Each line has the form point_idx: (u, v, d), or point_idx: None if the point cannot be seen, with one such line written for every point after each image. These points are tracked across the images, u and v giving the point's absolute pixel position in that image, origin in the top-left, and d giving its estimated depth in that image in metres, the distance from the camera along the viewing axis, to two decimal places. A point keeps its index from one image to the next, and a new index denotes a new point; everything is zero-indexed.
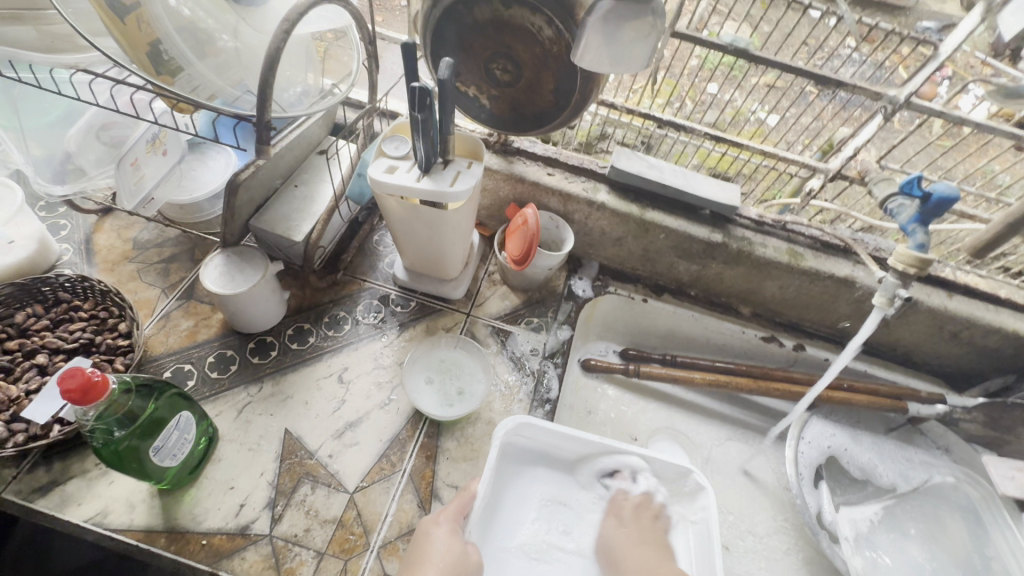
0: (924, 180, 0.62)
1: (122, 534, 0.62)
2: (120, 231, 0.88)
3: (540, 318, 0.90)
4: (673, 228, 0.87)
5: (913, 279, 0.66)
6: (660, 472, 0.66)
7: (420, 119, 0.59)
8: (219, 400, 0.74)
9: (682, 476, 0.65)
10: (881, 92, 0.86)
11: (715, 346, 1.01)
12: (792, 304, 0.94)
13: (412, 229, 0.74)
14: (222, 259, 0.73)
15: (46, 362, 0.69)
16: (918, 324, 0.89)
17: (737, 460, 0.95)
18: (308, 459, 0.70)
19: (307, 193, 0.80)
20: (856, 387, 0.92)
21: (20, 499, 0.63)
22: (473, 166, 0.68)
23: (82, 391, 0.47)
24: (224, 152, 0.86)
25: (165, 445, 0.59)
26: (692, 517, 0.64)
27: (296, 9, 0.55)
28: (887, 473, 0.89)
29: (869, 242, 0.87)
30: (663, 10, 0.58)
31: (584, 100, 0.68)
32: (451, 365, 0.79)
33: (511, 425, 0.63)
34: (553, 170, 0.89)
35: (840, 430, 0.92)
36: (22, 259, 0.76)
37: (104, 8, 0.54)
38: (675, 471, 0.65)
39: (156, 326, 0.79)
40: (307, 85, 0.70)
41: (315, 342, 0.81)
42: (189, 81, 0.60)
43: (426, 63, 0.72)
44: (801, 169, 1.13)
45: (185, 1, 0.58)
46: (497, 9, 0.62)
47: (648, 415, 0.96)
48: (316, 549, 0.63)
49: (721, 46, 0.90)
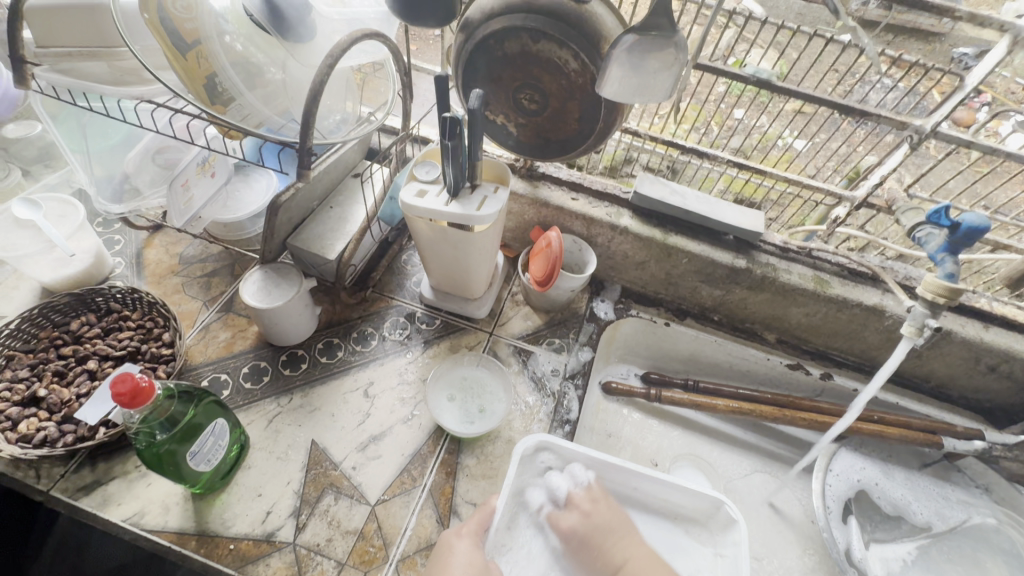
0: (953, 210, 0.62)
1: (157, 535, 0.65)
2: (168, 247, 0.94)
3: (561, 340, 0.91)
4: (696, 253, 0.87)
5: (943, 308, 0.65)
6: (689, 502, 0.66)
7: (450, 146, 0.62)
8: (251, 409, 0.77)
9: (711, 507, 0.64)
10: (907, 122, 0.85)
11: (740, 372, 1.00)
12: (818, 332, 0.93)
13: (440, 250, 0.77)
14: (260, 275, 0.77)
15: (96, 367, 0.73)
16: (953, 356, 0.86)
17: (762, 492, 0.92)
18: (333, 470, 0.72)
19: (342, 214, 0.84)
20: (887, 420, 0.89)
21: (66, 496, 0.67)
22: (499, 190, 0.70)
23: (131, 395, 0.50)
24: (267, 175, 0.92)
25: (200, 450, 0.62)
26: (722, 551, 0.63)
27: (339, 45, 0.59)
28: (921, 511, 0.86)
29: (898, 271, 0.86)
30: (686, 43, 0.60)
31: (608, 127, 0.70)
32: (473, 383, 0.80)
33: (532, 443, 0.65)
34: (577, 195, 0.92)
35: (870, 464, 0.89)
36: (80, 271, 0.82)
37: (169, 45, 0.59)
38: (705, 503, 0.64)
39: (197, 336, 0.83)
40: (346, 113, 0.74)
41: (343, 357, 0.84)
42: (239, 109, 0.65)
43: (458, 92, 0.77)
44: (827, 195, 1.13)
45: (239, 37, 0.63)
46: (525, 43, 0.65)
47: (669, 441, 0.95)
48: (337, 559, 0.65)
49: (744, 77, 0.91)
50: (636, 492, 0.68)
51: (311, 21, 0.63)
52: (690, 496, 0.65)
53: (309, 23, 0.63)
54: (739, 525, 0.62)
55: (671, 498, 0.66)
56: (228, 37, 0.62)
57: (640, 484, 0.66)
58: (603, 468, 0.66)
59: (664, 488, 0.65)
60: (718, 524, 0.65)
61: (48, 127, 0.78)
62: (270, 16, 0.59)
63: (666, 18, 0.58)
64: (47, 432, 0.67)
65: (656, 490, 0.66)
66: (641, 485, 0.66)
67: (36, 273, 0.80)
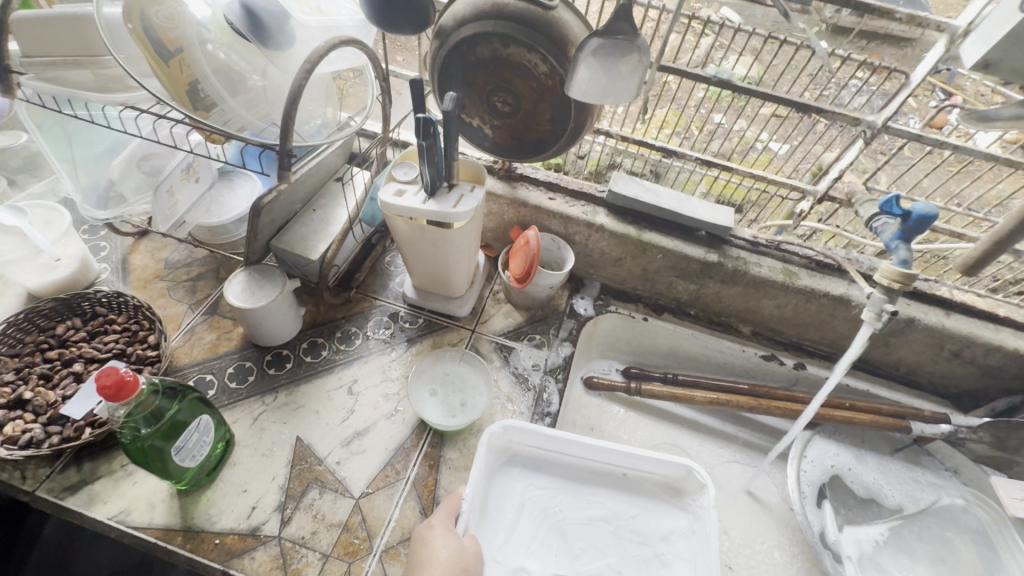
0: (904, 200, 0.66)
1: (142, 532, 0.66)
2: (154, 252, 0.96)
3: (542, 335, 0.93)
4: (670, 248, 0.90)
5: (899, 293, 0.68)
6: (662, 471, 0.71)
7: (426, 146, 0.64)
8: (236, 408, 0.78)
9: (682, 474, 0.70)
10: (860, 118, 0.89)
11: (717, 365, 1.03)
12: (790, 323, 0.96)
13: (420, 248, 0.79)
14: (244, 276, 0.79)
15: (82, 370, 0.75)
16: (917, 343, 0.90)
17: (740, 480, 0.95)
18: (317, 465, 0.74)
19: (324, 217, 0.86)
20: (858, 406, 0.92)
21: (52, 496, 0.68)
22: (475, 189, 0.73)
23: (116, 388, 0.52)
24: (250, 179, 0.93)
25: (186, 446, 0.63)
26: (698, 514, 0.69)
27: (316, 51, 0.62)
28: (893, 494, 0.89)
29: (863, 262, 0.89)
30: (649, 46, 0.64)
31: (579, 127, 0.73)
32: (454, 378, 0.82)
33: (496, 428, 0.69)
34: (554, 195, 0.95)
35: (843, 450, 0.92)
36: (65, 276, 0.84)
37: (152, 52, 0.61)
38: (675, 470, 0.70)
39: (182, 338, 0.85)
40: (326, 118, 0.76)
41: (327, 356, 0.86)
42: (222, 114, 0.67)
43: (435, 97, 0.79)
44: (794, 192, 1.16)
45: (221, 45, 0.65)
46: (496, 48, 0.68)
47: (648, 433, 0.97)
48: (322, 551, 0.66)
49: (709, 78, 0.94)
50: (603, 465, 0.73)
51: (290, 30, 0.66)
52: (660, 463, 0.70)
53: (289, 31, 0.65)
54: (709, 488, 0.67)
55: (641, 468, 0.71)
56: (210, 45, 0.64)
57: (610, 459, 0.72)
58: (569, 446, 0.71)
59: (631, 458, 0.70)
60: (689, 487, 0.70)
61: (34, 135, 0.80)
62: (250, 26, 0.62)
63: (629, 23, 0.62)
64: (32, 433, 0.68)
65: (623, 461, 0.71)
66: (612, 460, 0.72)
67: (22, 279, 0.81)
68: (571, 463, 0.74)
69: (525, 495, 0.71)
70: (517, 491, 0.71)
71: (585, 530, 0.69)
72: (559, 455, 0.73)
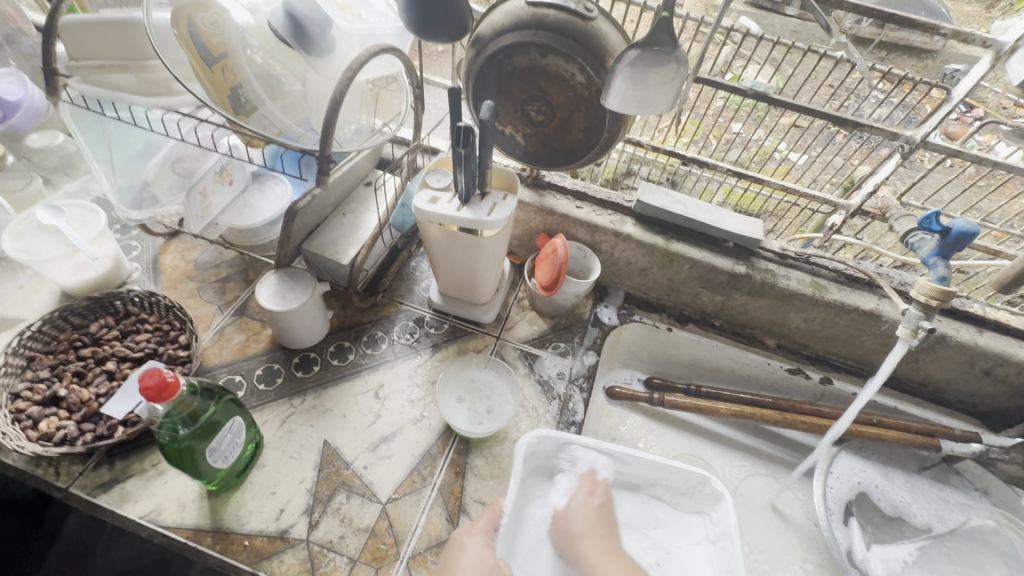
0: (942, 216, 0.64)
1: (173, 531, 0.67)
2: (184, 253, 0.97)
3: (566, 344, 0.93)
4: (698, 259, 0.90)
5: (936, 310, 0.67)
6: (680, 481, 0.71)
7: (463, 154, 0.65)
8: (265, 410, 0.79)
9: (698, 484, 0.70)
10: (897, 132, 0.88)
11: (741, 377, 1.02)
12: (817, 337, 0.95)
13: (449, 254, 0.79)
14: (275, 279, 0.79)
15: (115, 368, 0.75)
16: (949, 360, 0.88)
17: (764, 495, 0.94)
18: (345, 469, 0.74)
19: (353, 221, 0.87)
20: (886, 423, 0.91)
21: (84, 493, 0.69)
22: (508, 198, 0.73)
23: (158, 389, 0.52)
24: (281, 182, 0.94)
25: (219, 447, 0.64)
26: (717, 523, 0.69)
27: (359, 59, 0.62)
28: (921, 513, 0.87)
29: (893, 277, 0.88)
30: (687, 58, 0.64)
31: (612, 137, 0.73)
32: (481, 385, 0.82)
33: (532, 439, 0.68)
34: (582, 204, 0.95)
35: (870, 466, 0.91)
36: (99, 275, 0.85)
37: (197, 57, 0.62)
38: (691, 481, 0.70)
39: (212, 339, 0.86)
40: (360, 124, 0.77)
41: (354, 359, 0.86)
42: (262, 119, 0.68)
43: (469, 104, 0.80)
44: (822, 204, 1.14)
45: (260, 50, 0.66)
46: (534, 58, 0.69)
47: (671, 444, 0.97)
48: (350, 556, 0.66)
49: (742, 90, 0.94)
50: (622, 476, 0.73)
51: (332, 36, 0.66)
52: (677, 475, 0.70)
53: (331, 38, 0.66)
54: (727, 497, 0.67)
55: (659, 478, 0.71)
56: (252, 51, 0.65)
57: (628, 469, 0.71)
58: (587, 456, 0.71)
59: (649, 468, 0.70)
60: (708, 498, 0.70)
61: (74, 135, 0.80)
62: (295, 34, 0.63)
63: (668, 35, 0.62)
64: (66, 431, 0.69)
65: (643, 472, 0.71)
66: (630, 471, 0.72)
67: (57, 277, 0.82)
68: (590, 472, 0.73)
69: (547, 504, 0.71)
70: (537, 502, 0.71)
71: None
72: (575, 465, 0.73)
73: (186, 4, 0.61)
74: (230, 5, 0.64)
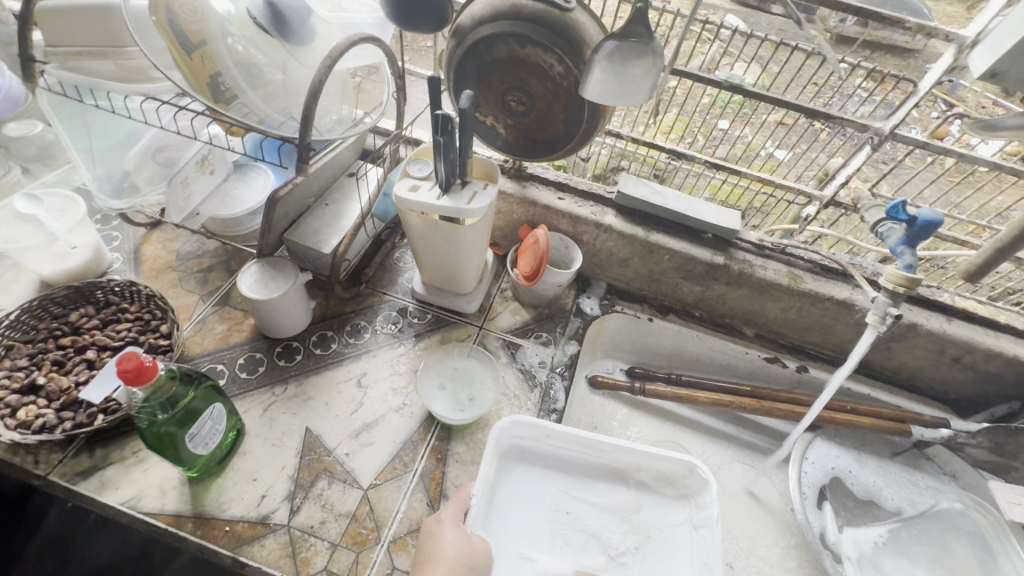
0: (909, 206, 0.67)
1: (154, 517, 0.67)
2: (166, 243, 0.97)
3: (548, 333, 0.94)
4: (677, 250, 0.91)
5: (903, 297, 0.69)
6: (665, 467, 0.71)
7: (442, 143, 0.65)
8: (247, 398, 0.79)
9: (683, 471, 0.70)
10: (869, 125, 0.90)
11: (721, 366, 1.04)
12: (793, 326, 0.98)
13: (431, 243, 0.80)
14: (257, 268, 0.80)
15: (95, 357, 0.75)
16: (919, 348, 0.91)
17: (742, 481, 0.96)
18: (326, 456, 0.75)
19: (336, 211, 0.87)
20: (859, 410, 0.93)
21: (64, 481, 0.69)
22: (488, 187, 0.74)
23: (136, 372, 0.53)
24: (264, 173, 0.94)
25: (199, 433, 0.64)
26: (702, 509, 0.69)
27: (337, 48, 0.63)
28: (892, 497, 0.90)
29: (867, 267, 0.91)
30: (663, 50, 0.65)
31: (591, 129, 0.75)
32: (462, 373, 0.83)
33: (504, 423, 0.70)
34: (564, 195, 0.96)
35: (844, 452, 0.93)
36: (79, 265, 0.85)
37: (177, 45, 0.62)
38: (676, 467, 0.70)
39: (194, 329, 0.86)
40: (342, 114, 0.77)
41: (337, 349, 0.87)
42: (242, 108, 0.69)
43: (450, 95, 0.81)
44: (800, 197, 1.17)
45: (241, 39, 0.66)
46: (513, 48, 0.70)
47: (651, 432, 0.98)
48: (331, 541, 0.67)
49: (720, 82, 0.95)
50: (608, 462, 0.74)
51: (311, 24, 0.68)
52: (662, 461, 0.71)
53: (309, 25, 0.67)
54: (713, 484, 0.68)
55: (642, 464, 0.72)
56: (231, 39, 0.65)
57: (614, 455, 0.72)
58: (570, 440, 0.72)
59: (633, 455, 0.71)
60: (692, 484, 0.71)
61: (54, 124, 0.80)
62: (273, 21, 0.64)
63: (644, 26, 0.63)
64: (45, 418, 0.68)
65: (628, 458, 0.72)
66: (616, 457, 0.72)
67: (36, 266, 0.82)
68: (575, 459, 0.75)
69: (530, 489, 0.72)
70: (520, 486, 0.72)
71: (590, 524, 0.71)
72: (561, 452, 0.74)
73: None
74: None
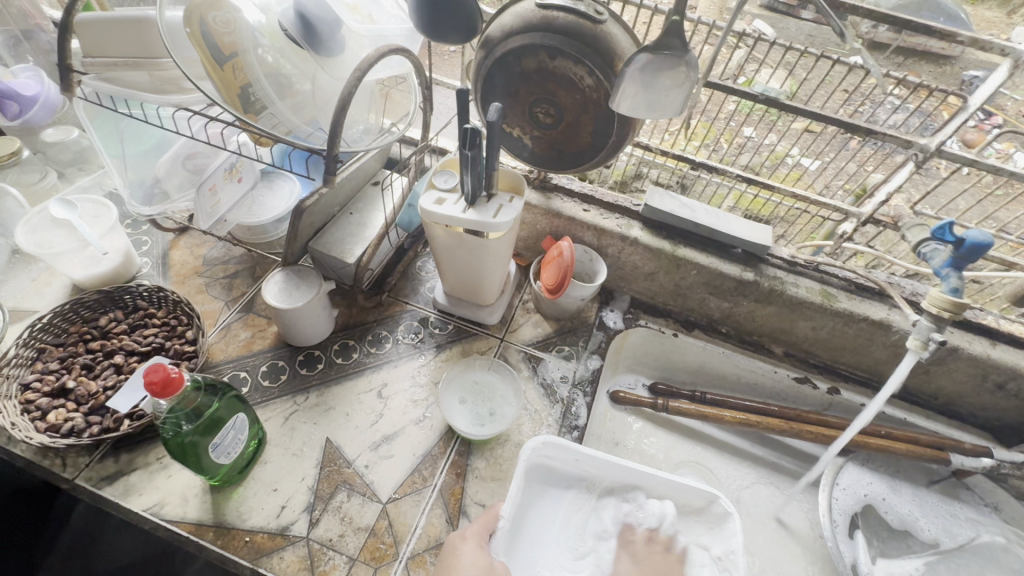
0: (957, 227, 0.62)
1: (176, 525, 0.67)
2: (193, 248, 0.98)
3: (570, 347, 0.93)
4: (705, 265, 0.89)
5: (948, 323, 0.66)
6: (693, 500, 0.69)
7: (470, 156, 0.64)
8: (269, 406, 0.79)
9: (711, 504, 0.69)
10: (913, 141, 0.87)
11: (747, 385, 1.01)
12: (825, 345, 0.94)
13: (454, 255, 0.79)
14: (282, 277, 0.80)
15: (122, 362, 0.76)
16: (960, 373, 0.87)
17: (767, 505, 0.93)
18: (346, 468, 0.74)
19: (360, 220, 0.87)
20: (895, 434, 0.89)
21: (90, 485, 0.70)
22: (515, 200, 0.73)
23: (162, 384, 0.53)
24: (290, 181, 0.95)
25: (222, 443, 0.64)
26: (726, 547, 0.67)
27: (367, 60, 0.62)
28: (929, 528, 0.86)
29: (904, 287, 0.87)
30: (697, 62, 0.63)
31: (620, 141, 0.73)
32: (484, 387, 0.82)
33: (537, 443, 0.68)
34: (589, 207, 0.94)
35: (877, 479, 0.89)
36: (109, 269, 0.86)
37: (209, 57, 0.62)
38: (701, 497, 0.69)
39: (219, 334, 0.86)
40: (368, 124, 0.77)
41: (358, 358, 0.86)
42: (271, 117, 0.69)
43: (477, 106, 0.80)
44: (833, 211, 1.13)
45: (272, 50, 0.66)
46: (543, 60, 0.68)
47: (675, 451, 0.96)
48: (349, 555, 0.66)
49: (754, 95, 0.93)
50: (632, 491, 0.72)
51: (341, 36, 0.67)
52: (690, 493, 0.69)
53: (340, 38, 0.66)
54: (736, 516, 0.66)
55: (668, 495, 0.70)
56: (263, 51, 0.66)
57: (640, 483, 0.71)
58: (597, 465, 0.70)
59: (654, 482, 0.70)
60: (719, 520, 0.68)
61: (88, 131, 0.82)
62: (304, 34, 0.63)
63: (679, 39, 0.61)
64: (73, 423, 0.69)
65: (654, 488, 0.70)
66: (643, 486, 0.71)
67: (69, 270, 0.83)
68: (599, 484, 0.73)
69: (552, 511, 0.71)
70: (541, 507, 0.71)
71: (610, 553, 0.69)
72: (584, 474, 0.73)
73: (198, 3, 0.61)
74: (242, 5, 0.64)
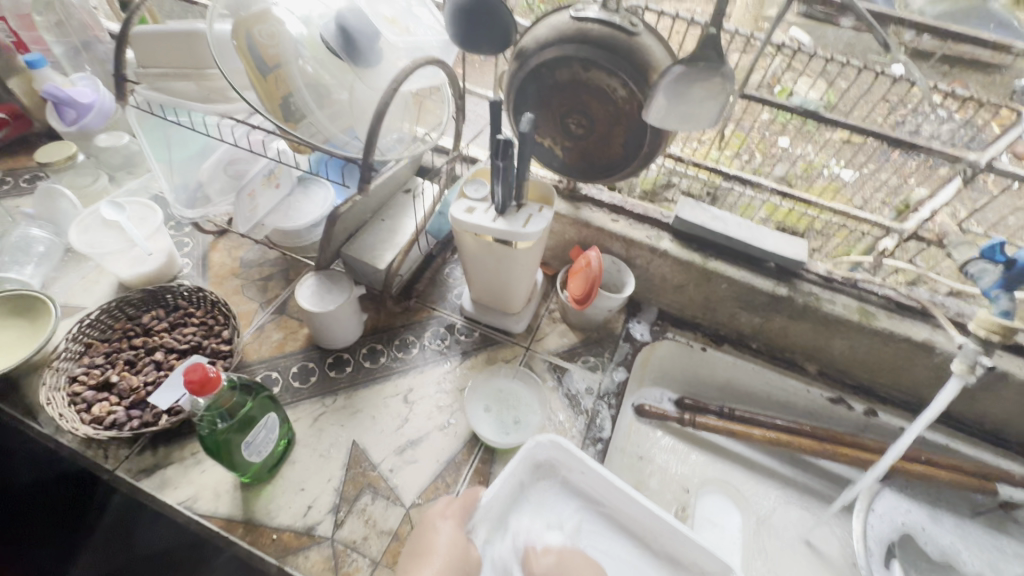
0: (1007, 245, 0.59)
1: (207, 519, 0.69)
2: (231, 250, 1.01)
3: (596, 358, 0.92)
4: (736, 278, 0.87)
5: (997, 346, 0.64)
6: (698, 556, 0.67)
7: (501, 166, 0.65)
8: (298, 407, 0.81)
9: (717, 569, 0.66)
10: (961, 156, 0.85)
11: (778, 403, 0.98)
12: (861, 365, 0.91)
13: (482, 263, 0.80)
14: (315, 280, 0.82)
15: (162, 359, 0.79)
16: (1009, 399, 0.83)
17: (797, 528, 0.90)
18: (371, 471, 0.75)
19: (391, 226, 0.89)
20: (935, 462, 0.84)
21: (129, 476, 0.73)
22: (544, 210, 0.73)
23: (200, 383, 0.55)
24: (325, 187, 0.96)
25: (253, 442, 0.66)
26: None
27: (404, 71, 0.64)
28: (972, 561, 0.82)
29: (949, 307, 0.84)
30: (734, 73, 0.62)
31: (652, 152, 0.72)
32: (508, 396, 0.82)
33: (544, 440, 0.71)
34: (618, 217, 0.94)
35: (917, 507, 0.86)
36: (152, 269, 0.89)
37: (254, 68, 0.65)
38: (712, 562, 0.66)
39: (253, 335, 0.89)
40: (403, 133, 0.78)
41: (385, 362, 0.88)
42: (309, 127, 0.71)
43: (509, 116, 0.80)
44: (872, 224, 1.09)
45: (312, 60, 0.68)
46: (576, 71, 0.69)
47: (701, 468, 0.94)
48: (372, 557, 0.67)
49: (791, 107, 0.91)
50: (635, 521, 0.72)
51: (378, 47, 0.68)
52: (696, 549, 0.67)
53: (377, 48, 0.68)
54: None
55: (669, 538, 0.69)
56: (304, 62, 0.68)
57: (643, 518, 0.70)
58: (605, 485, 0.71)
59: (658, 523, 0.69)
60: None
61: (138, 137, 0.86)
62: (343, 45, 0.65)
63: (715, 50, 0.61)
64: (116, 416, 0.72)
65: (657, 528, 0.69)
66: (646, 522, 0.70)
67: (117, 269, 0.88)
68: (604, 502, 0.73)
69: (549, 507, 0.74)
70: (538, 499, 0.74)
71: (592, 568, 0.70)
72: (591, 488, 0.73)
73: (246, 17, 0.65)
74: (285, 17, 0.67)
